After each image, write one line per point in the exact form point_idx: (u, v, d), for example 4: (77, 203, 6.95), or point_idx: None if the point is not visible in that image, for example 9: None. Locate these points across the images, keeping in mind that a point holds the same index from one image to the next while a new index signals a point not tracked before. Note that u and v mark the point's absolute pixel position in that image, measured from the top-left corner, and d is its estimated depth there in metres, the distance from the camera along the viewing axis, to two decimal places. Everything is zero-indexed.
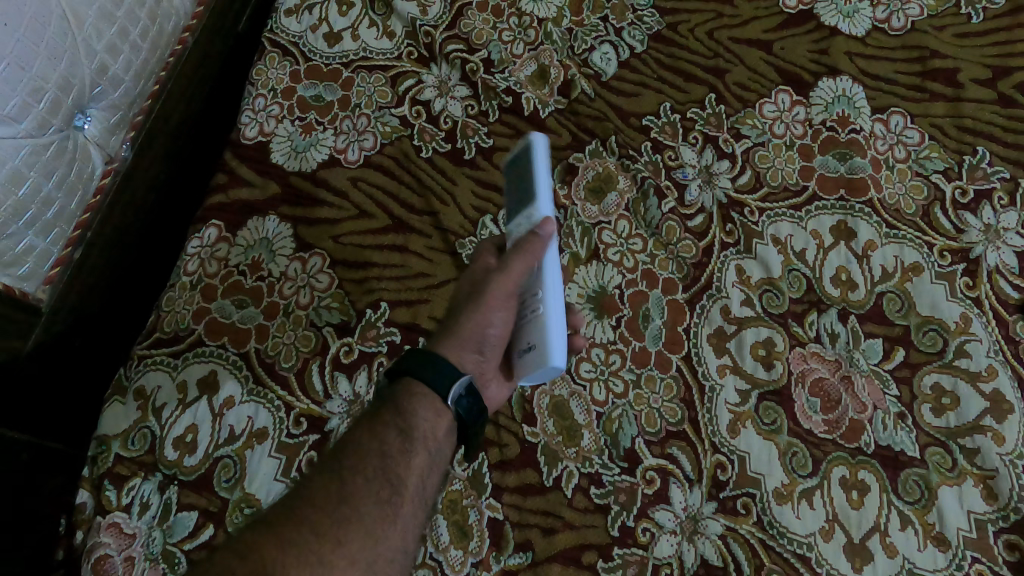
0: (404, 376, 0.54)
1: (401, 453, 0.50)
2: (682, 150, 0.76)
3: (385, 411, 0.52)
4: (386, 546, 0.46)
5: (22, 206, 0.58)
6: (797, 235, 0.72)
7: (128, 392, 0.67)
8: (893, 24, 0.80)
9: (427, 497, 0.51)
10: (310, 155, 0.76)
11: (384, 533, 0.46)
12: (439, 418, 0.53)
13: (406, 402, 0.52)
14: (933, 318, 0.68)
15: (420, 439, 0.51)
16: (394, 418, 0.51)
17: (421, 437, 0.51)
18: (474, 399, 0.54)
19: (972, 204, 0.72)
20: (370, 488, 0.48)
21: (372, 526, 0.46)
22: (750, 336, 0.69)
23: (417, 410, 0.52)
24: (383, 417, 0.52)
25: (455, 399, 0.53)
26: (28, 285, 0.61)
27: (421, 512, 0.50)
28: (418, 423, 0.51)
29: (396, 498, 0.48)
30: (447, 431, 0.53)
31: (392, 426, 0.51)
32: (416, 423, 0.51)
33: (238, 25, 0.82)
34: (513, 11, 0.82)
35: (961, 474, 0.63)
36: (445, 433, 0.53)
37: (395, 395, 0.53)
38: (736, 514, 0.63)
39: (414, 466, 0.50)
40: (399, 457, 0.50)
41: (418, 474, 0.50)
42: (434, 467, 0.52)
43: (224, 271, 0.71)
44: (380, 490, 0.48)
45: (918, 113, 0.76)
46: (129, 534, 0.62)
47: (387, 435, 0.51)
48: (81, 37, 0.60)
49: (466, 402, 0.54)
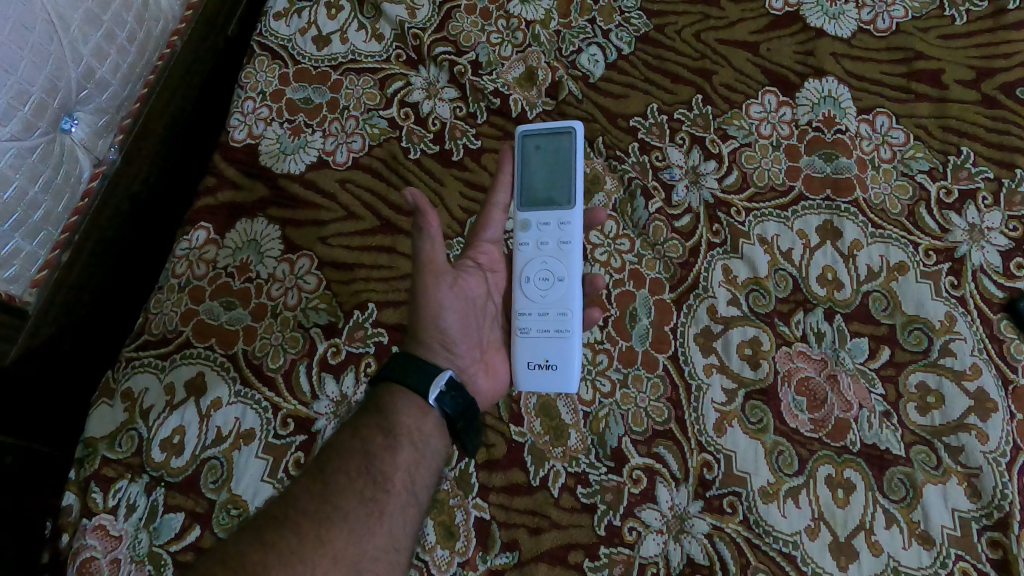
0: (384, 380, 0.54)
1: (384, 452, 0.50)
2: (669, 151, 0.76)
3: (367, 411, 0.53)
4: (371, 543, 0.46)
5: (9, 208, 0.59)
6: (784, 235, 0.73)
7: (116, 394, 0.67)
8: (878, 26, 0.80)
9: (417, 493, 0.51)
10: (298, 158, 0.76)
11: (369, 531, 0.47)
12: (424, 416, 0.53)
13: (385, 401, 0.53)
14: (918, 317, 0.68)
15: (403, 435, 0.51)
16: (374, 418, 0.52)
17: (405, 433, 0.51)
18: (458, 393, 0.53)
19: (957, 203, 0.72)
20: (353, 486, 0.48)
21: (356, 526, 0.47)
22: (736, 336, 0.69)
23: (398, 407, 0.53)
24: (366, 419, 0.52)
25: (438, 396, 0.53)
26: (14, 288, 0.62)
27: (411, 509, 0.50)
28: (400, 420, 0.52)
29: (381, 496, 0.48)
30: (435, 428, 0.53)
31: (374, 425, 0.52)
32: (398, 420, 0.52)
33: (227, 29, 0.82)
34: (502, 14, 0.83)
35: (945, 472, 0.63)
36: (432, 429, 0.53)
37: (378, 397, 0.54)
38: (723, 513, 0.63)
39: (400, 462, 0.50)
40: (382, 455, 0.50)
41: (405, 470, 0.50)
42: (423, 463, 0.52)
43: (212, 273, 0.72)
44: (363, 487, 0.48)
45: (903, 114, 0.76)
46: (115, 537, 0.62)
47: (369, 433, 0.51)
48: (66, 40, 0.61)
49: (450, 398, 0.53)
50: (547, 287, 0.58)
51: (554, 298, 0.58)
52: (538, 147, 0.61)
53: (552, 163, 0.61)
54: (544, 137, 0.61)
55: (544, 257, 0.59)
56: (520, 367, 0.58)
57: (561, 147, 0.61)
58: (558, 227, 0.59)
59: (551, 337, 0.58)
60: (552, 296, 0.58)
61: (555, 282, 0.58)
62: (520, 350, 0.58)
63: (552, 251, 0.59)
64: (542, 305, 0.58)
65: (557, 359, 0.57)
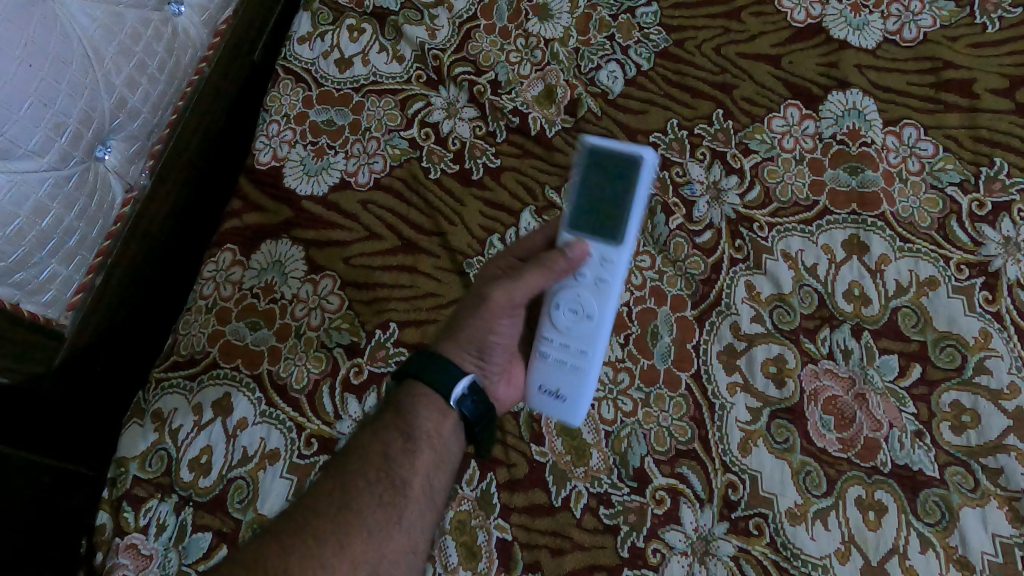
0: (408, 379, 0.54)
1: (404, 455, 0.51)
2: (690, 166, 0.76)
3: (388, 412, 0.53)
4: (390, 548, 0.48)
5: (45, 235, 0.60)
6: (808, 250, 0.71)
7: (147, 415, 0.69)
8: (905, 35, 0.79)
9: (434, 495, 0.52)
10: (322, 179, 0.78)
11: (389, 535, 0.48)
12: (444, 418, 0.53)
13: (407, 403, 0.53)
14: (951, 334, 0.67)
15: (423, 437, 0.52)
16: (395, 419, 0.52)
17: (424, 437, 0.52)
18: (479, 398, 0.54)
19: (990, 216, 0.70)
20: (372, 490, 0.49)
21: (375, 530, 0.48)
22: (761, 353, 0.68)
23: (419, 409, 0.53)
24: (386, 420, 0.52)
25: (459, 400, 0.53)
26: (51, 312, 0.64)
27: (428, 512, 0.51)
28: (420, 423, 0.52)
29: (400, 499, 0.49)
30: (454, 430, 0.54)
31: (394, 428, 0.52)
32: (418, 424, 0.52)
33: (253, 54, 0.84)
34: (521, 33, 0.83)
35: (984, 495, 0.61)
36: (451, 432, 0.54)
37: (399, 395, 0.54)
38: (749, 535, 0.62)
39: (419, 467, 0.51)
40: (402, 458, 0.51)
41: (424, 474, 0.51)
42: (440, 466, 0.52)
43: (238, 295, 0.73)
44: (383, 494, 0.49)
45: (932, 125, 0.75)
46: (147, 555, 0.63)
47: (389, 436, 0.52)
48: (100, 72, 0.63)
49: (472, 402, 0.53)
50: (574, 321, 0.56)
51: (581, 334, 0.56)
52: (603, 163, 0.55)
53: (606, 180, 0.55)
54: (615, 153, 0.55)
55: (579, 288, 0.56)
56: (533, 390, 0.58)
57: (631, 173, 0.55)
58: (601, 260, 0.55)
59: (576, 373, 0.57)
60: (580, 331, 0.56)
61: (584, 317, 0.55)
62: (534, 374, 0.57)
63: (588, 285, 0.55)
64: (566, 337, 0.56)
65: (565, 393, 0.57)
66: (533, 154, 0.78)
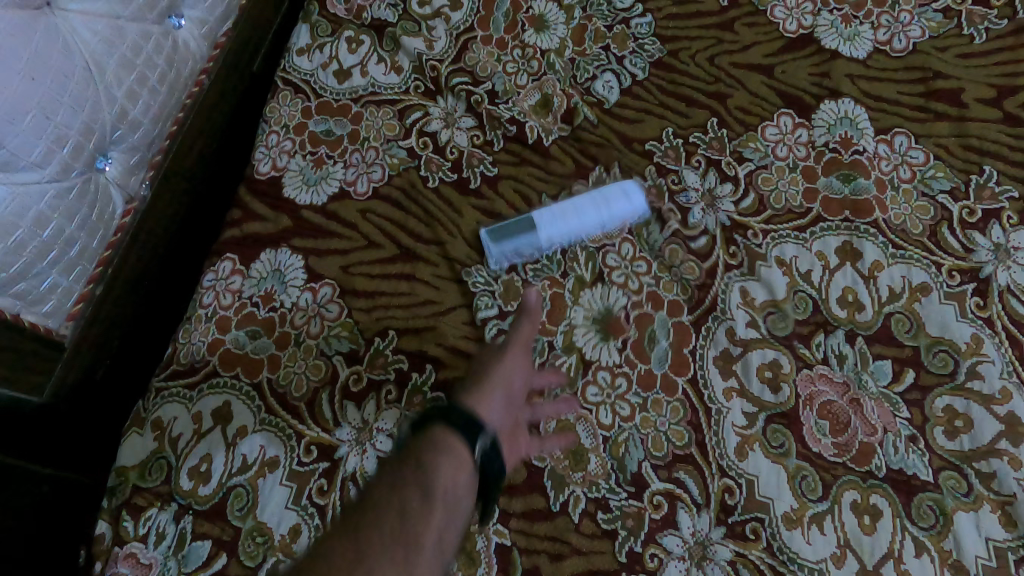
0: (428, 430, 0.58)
1: (419, 514, 0.51)
2: (685, 174, 0.77)
3: (409, 463, 0.55)
4: None
5: (46, 246, 0.61)
6: (802, 256, 0.72)
7: (147, 423, 0.69)
8: (895, 46, 0.80)
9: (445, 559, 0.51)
10: (321, 188, 0.79)
11: None
12: (460, 471, 0.56)
13: (427, 455, 0.55)
14: (943, 339, 0.67)
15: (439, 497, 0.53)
16: (414, 473, 0.54)
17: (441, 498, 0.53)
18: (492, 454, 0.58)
19: (981, 223, 0.71)
20: (383, 546, 0.48)
21: None
22: (756, 358, 0.69)
23: (436, 460, 0.55)
24: (404, 470, 0.54)
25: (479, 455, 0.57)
26: (52, 322, 0.64)
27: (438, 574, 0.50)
28: (437, 477, 0.54)
29: (411, 558, 0.48)
30: (466, 484, 0.56)
31: (413, 485, 0.53)
32: (435, 475, 0.54)
33: (253, 65, 0.85)
34: (517, 43, 0.85)
35: (977, 499, 0.62)
36: (462, 485, 0.55)
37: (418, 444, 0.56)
38: (745, 540, 0.63)
39: (432, 527, 0.51)
40: (417, 515, 0.51)
41: (436, 537, 0.51)
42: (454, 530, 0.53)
43: (238, 303, 0.74)
44: (394, 550, 0.48)
45: (923, 133, 0.76)
46: (146, 565, 0.64)
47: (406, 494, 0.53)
48: (102, 85, 0.63)
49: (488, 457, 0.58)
50: (566, 231, 0.74)
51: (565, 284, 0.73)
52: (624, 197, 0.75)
53: (603, 191, 0.75)
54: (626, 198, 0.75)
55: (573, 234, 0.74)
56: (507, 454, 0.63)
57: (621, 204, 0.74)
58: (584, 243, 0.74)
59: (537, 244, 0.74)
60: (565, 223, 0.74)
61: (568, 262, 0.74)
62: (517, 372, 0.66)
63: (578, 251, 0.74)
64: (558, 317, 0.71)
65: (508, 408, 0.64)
66: (530, 163, 0.79)
